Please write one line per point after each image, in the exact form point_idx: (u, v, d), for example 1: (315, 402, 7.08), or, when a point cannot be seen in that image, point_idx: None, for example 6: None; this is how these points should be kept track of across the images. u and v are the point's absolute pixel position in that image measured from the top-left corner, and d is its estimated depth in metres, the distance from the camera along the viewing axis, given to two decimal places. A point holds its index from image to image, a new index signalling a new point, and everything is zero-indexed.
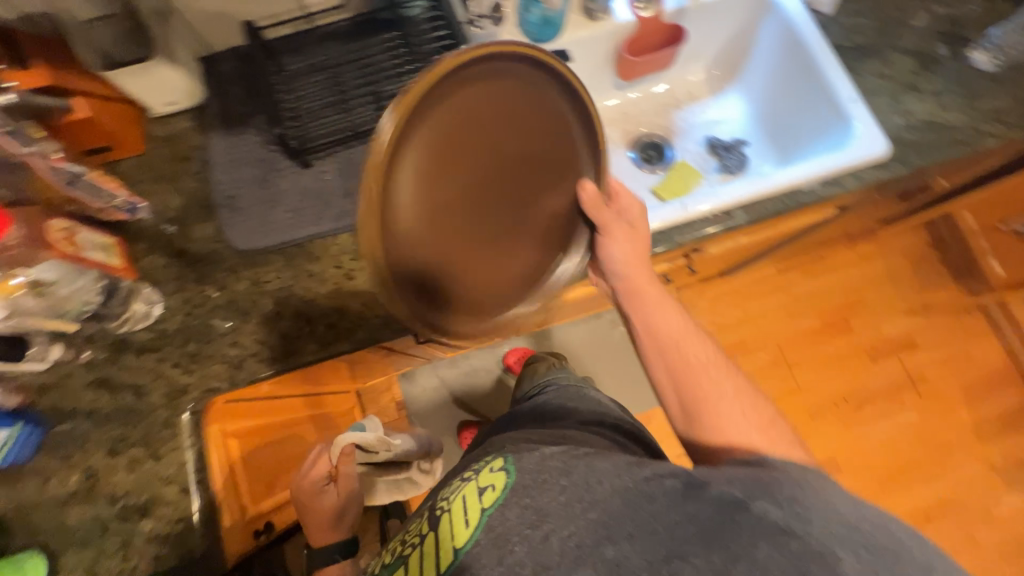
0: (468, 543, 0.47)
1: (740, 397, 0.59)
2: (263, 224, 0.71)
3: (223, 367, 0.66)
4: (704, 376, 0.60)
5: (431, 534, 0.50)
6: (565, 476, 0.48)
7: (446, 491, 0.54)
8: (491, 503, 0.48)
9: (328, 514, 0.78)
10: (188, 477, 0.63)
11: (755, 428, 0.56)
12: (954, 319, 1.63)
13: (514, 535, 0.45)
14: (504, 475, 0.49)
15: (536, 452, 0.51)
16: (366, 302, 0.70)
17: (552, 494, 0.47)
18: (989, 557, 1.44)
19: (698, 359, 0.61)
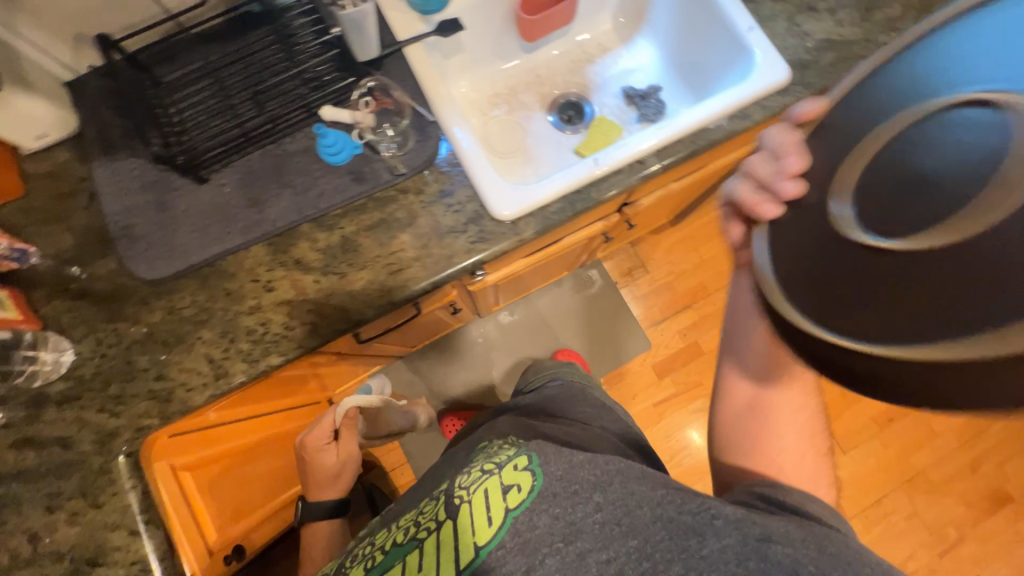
0: (493, 540, 0.49)
1: (804, 421, 0.55)
2: (167, 250, 0.67)
3: (151, 403, 0.64)
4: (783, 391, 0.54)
5: (448, 523, 0.51)
6: (599, 493, 0.50)
7: (460, 482, 0.55)
8: (519, 502, 0.50)
9: (330, 466, 0.88)
10: (135, 519, 0.61)
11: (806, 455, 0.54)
12: None
13: (543, 548, 0.48)
14: (531, 474, 0.53)
15: (565, 461, 0.53)
16: (289, 311, 0.67)
17: (586, 510, 0.49)
18: (949, 446, 1.54)
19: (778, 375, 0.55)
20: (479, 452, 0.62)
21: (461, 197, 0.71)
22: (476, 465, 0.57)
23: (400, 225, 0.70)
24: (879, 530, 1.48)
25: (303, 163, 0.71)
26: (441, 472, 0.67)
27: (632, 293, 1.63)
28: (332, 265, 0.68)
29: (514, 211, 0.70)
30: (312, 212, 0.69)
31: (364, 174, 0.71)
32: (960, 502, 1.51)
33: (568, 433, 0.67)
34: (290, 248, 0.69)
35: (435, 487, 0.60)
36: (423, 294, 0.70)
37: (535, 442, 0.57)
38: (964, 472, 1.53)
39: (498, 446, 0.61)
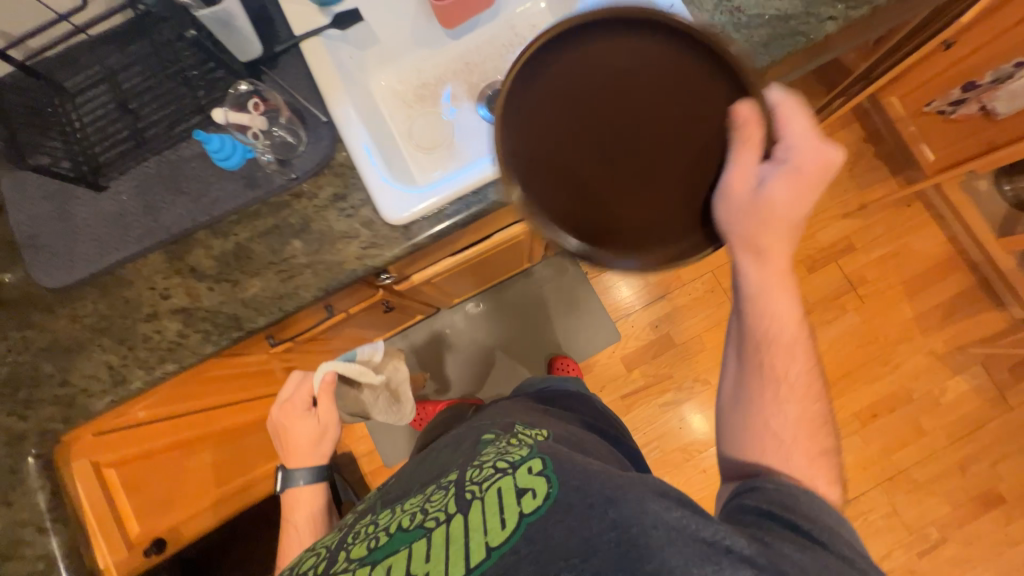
0: (504, 543, 0.48)
1: (801, 426, 0.55)
2: (68, 258, 0.69)
3: (57, 408, 0.67)
4: (779, 358, 0.57)
5: (458, 516, 0.52)
6: (613, 507, 0.48)
7: (472, 477, 0.57)
8: (535, 507, 0.50)
9: (308, 434, 0.85)
10: (42, 517, 0.65)
11: (798, 453, 0.54)
12: (891, 215, 1.59)
13: (558, 562, 0.46)
14: (547, 480, 0.52)
15: (579, 473, 0.52)
16: (184, 319, 0.68)
17: (600, 527, 0.47)
18: (937, 443, 1.46)
19: (774, 370, 0.57)
20: (491, 448, 0.65)
21: (355, 201, 0.70)
22: (490, 462, 0.59)
23: (294, 231, 0.69)
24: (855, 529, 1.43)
25: (197, 168, 0.70)
26: (441, 462, 0.70)
27: (602, 283, 1.59)
28: (224, 272, 0.68)
29: (406, 215, 0.67)
30: (206, 219, 0.69)
31: (256, 179, 0.69)
32: (946, 502, 1.43)
33: (573, 433, 0.74)
34: (185, 255, 0.69)
35: (445, 478, 0.61)
36: (318, 302, 0.69)
37: (547, 447, 0.59)
38: (952, 471, 1.45)
39: (507, 443, 0.65)
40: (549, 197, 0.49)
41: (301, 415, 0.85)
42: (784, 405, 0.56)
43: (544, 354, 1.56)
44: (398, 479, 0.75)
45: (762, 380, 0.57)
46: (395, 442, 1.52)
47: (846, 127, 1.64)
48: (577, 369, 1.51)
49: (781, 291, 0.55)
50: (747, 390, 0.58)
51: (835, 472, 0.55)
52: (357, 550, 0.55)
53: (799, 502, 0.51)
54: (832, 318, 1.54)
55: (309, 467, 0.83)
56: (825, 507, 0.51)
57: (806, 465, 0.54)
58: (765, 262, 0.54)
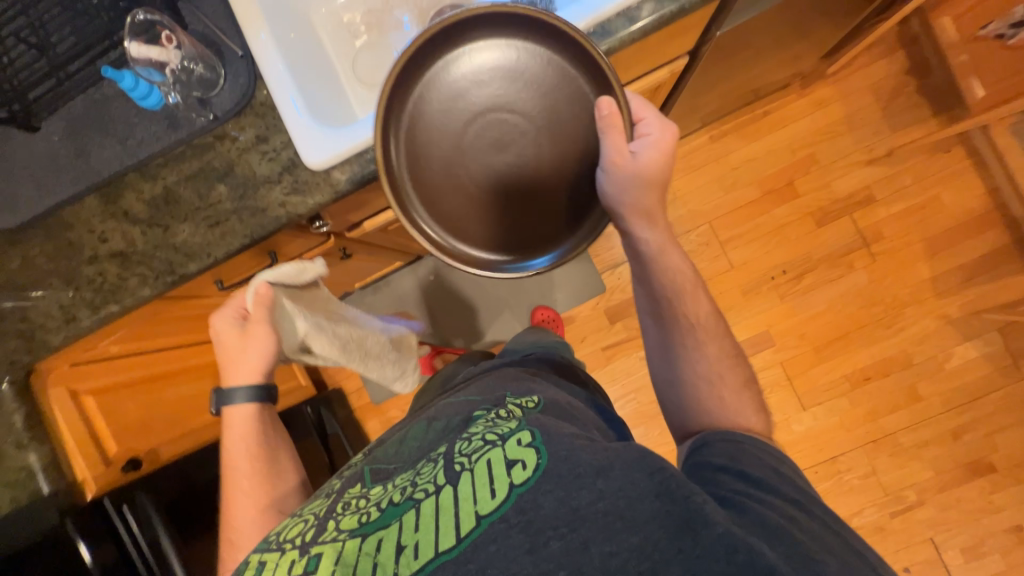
0: (495, 512, 0.50)
1: (723, 359, 0.70)
2: (11, 201, 0.70)
3: (20, 341, 0.72)
4: (689, 307, 0.72)
5: (447, 487, 0.54)
6: (601, 479, 0.51)
7: (461, 449, 0.59)
8: (524, 479, 0.52)
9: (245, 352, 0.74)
10: (20, 433, 0.72)
11: (727, 389, 0.68)
12: (924, 163, 1.41)
13: (548, 531, 0.48)
14: (536, 451, 0.55)
15: (567, 445, 0.55)
16: (121, 261, 0.70)
17: (588, 499, 0.50)
18: (932, 409, 1.40)
19: (688, 320, 0.72)
20: (480, 422, 0.66)
21: (277, 143, 0.67)
22: (479, 433, 0.60)
23: (218, 174, 0.67)
24: (828, 487, 1.43)
25: (122, 110, 0.69)
26: (428, 439, 0.72)
27: None
28: (155, 217, 0.69)
29: (323, 159, 0.64)
30: (133, 161, 0.68)
31: (178, 120, 0.68)
32: (930, 467, 1.40)
33: (564, 397, 0.79)
34: (118, 198, 0.70)
35: (435, 452, 0.63)
36: (247, 250, 0.69)
37: (535, 421, 0.61)
38: (942, 437, 1.40)
39: (499, 416, 0.67)
40: (475, 214, 0.65)
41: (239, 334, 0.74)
42: (702, 347, 0.71)
43: (527, 304, 1.56)
44: (386, 442, 0.77)
45: (683, 329, 0.72)
46: (382, 381, 1.60)
47: (886, 57, 1.42)
48: (557, 320, 1.50)
49: (671, 251, 0.73)
50: (671, 342, 0.72)
51: (756, 394, 0.69)
52: (347, 522, 0.56)
53: (744, 459, 0.59)
54: (836, 275, 1.44)
55: (247, 387, 0.73)
56: (765, 449, 0.61)
57: (733, 393, 0.68)
58: (655, 225, 0.71)
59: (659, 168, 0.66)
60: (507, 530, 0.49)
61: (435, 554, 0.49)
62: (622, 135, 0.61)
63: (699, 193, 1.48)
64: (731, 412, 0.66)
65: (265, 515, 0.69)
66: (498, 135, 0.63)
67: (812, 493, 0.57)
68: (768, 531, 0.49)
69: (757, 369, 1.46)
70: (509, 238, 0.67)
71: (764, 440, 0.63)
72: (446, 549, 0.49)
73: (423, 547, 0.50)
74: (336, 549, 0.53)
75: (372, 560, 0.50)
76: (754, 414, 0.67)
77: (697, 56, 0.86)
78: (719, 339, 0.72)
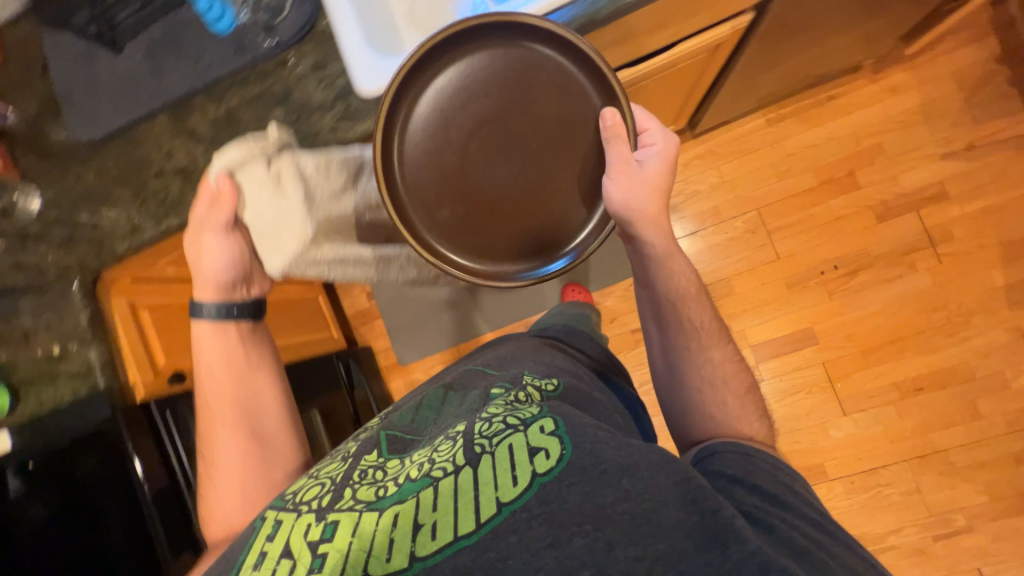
0: (515, 500, 0.55)
1: (726, 364, 0.78)
2: (94, 115, 0.77)
3: (91, 246, 0.78)
4: (693, 311, 0.79)
5: (467, 469, 0.58)
6: (627, 479, 0.55)
7: (480, 430, 0.62)
8: (547, 469, 0.56)
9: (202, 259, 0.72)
10: (85, 331, 0.79)
11: (730, 395, 0.76)
12: (1008, 160, 1.29)
13: (572, 527, 0.53)
14: (559, 442, 0.59)
15: (591, 437, 0.59)
16: (183, 177, 0.74)
17: (614, 497, 0.54)
18: (992, 428, 1.29)
19: (693, 324, 0.79)
20: (499, 401, 0.70)
21: (334, 70, 0.69)
22: (500, 416, 0.64)
23: (276, 98, 0.70)
24: (864, 499, 1.34)
25: (196, 34, 0.73)
26: (444, 416, 0.78)
27: None
28: (217, 137, 0.73)
29: (377, 88, 0.65)
30: (201, 82, 0.72)
31: (244, 44, 0.71)
32: (983, 492, 1.29)
33: (587, 386, 0.81)
34: (186, 118, 0.74)
35: (453, 429, 0.67)
36: None
37: (557, 406, 0.65)
38: (1001, 461, 1.28)
39: (517, 395, 0.71)
40: (492, 230, 0.67)
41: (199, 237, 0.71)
42: (706, 350, 0.78)
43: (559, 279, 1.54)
44: (401, 410, 0.85)
45: (690, 336, 0.79)
46: (410, 343, 1.63)
47: (975, 43, 1.31)
48: (589, 297, 1.48)
49: (676, 258, 0.77)
50: (675, 347, 0.80)
51: (757, 397, 0.78)
52: (364, 493, 0.61)
53: (754, 470, 0.65)
54: (895, 276, 1.34)
55: (213, 302, 0.74)
56: (764, 454, 0.68)
57: (737, 397, 0.76)
58: (660, 229, 0.74)
59: (662, 178, 0.71)
60: (528, 520, 0.54)
61: (455, 537, 0.54)
62: (627, 144, 0.64)
63: (750, 177, 1.41)
64: (732, 412, 0.74)
65: (233, 438, 0.75)
66: (504, 145, 0.65)
67: (821, 511, 0.63)
68: (790, 551, 0.54)
69: (797, 367, 1.38)
70: (527, 246, 0.68)
71: (762, 442, 0.71)
72: (467, 534, 0.54)
73: (443, 528, 0.54)
74: (353, 520, 0.57)
75: (389, 535, 0.55)
76: (755, 411, 0.75)
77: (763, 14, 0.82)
78: (721, 341, 0.79)
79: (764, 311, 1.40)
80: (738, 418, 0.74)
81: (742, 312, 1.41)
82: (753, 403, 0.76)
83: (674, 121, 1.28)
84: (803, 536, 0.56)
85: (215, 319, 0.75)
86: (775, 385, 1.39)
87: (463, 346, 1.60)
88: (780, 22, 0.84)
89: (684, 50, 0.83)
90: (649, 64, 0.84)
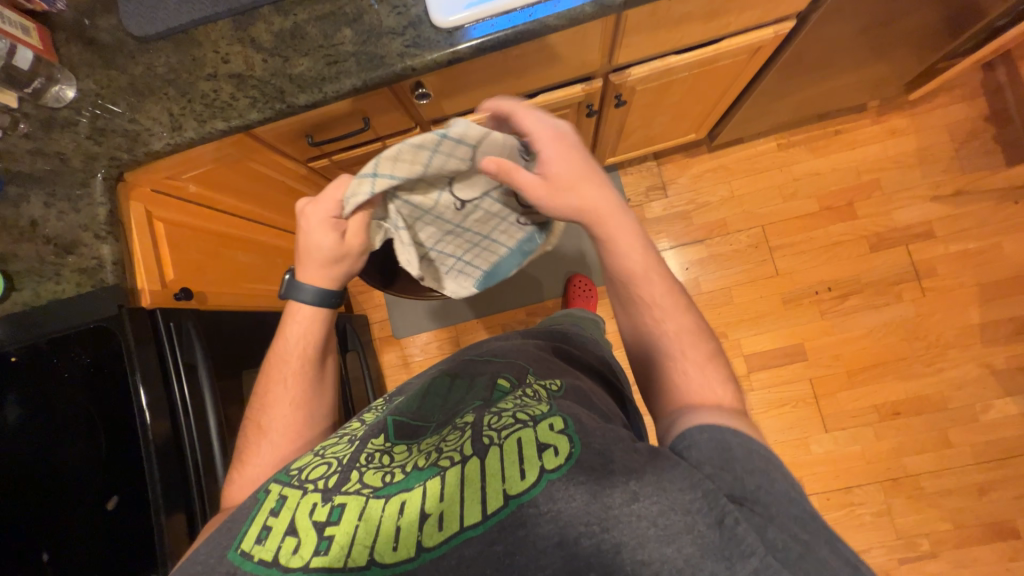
0: (523, 495, 0.47)
1: (684, 335, 0.63)
2: (152, 12, 0.77)
3: (125, 141, 0.77)
4: (642, 283, 0.65)
5: (474, 460, 0.50)
6: (635, 480, 0.46)
7: (490, 423, 0.54)
8: (556, 465, 0.48)
9: (321, 254, 0.65)
10: (100, 227, 0.77)
11: (691, 365, 0.61)
12: (989, 209, 1.40)
13: (578, 527, 0.45)
14: (570, 439, 0.50)
15: (601, 435, 0.51)
16: (237, 84, 0.75)
17: (621, 499, 0.45)
18: (960, 458, 1.34)
19: (648, 298, 0.65)
20: (507, 395, 0.61)
21: (409, 0, 0.73)
22: (509, 411, 0.56)
23: (347, 20, 0.73)
24: (837, 517, 1.36)
25: None
26: (452, 399, 0.65)
27: (645, 212, 1.52)
28: (279, 48, 0.74)
29: (452, 20, 0.70)
30: None
31: None
32: (949, 519, 1.32)
33: (592, 385, 0.68)
34: (249, 27, 0.76)
35: (461, 418, 0.59)
36: (357, 94, 0.74)
37: (567, 406, 0.56)
38: (967, 490, 1.33)
39: (524, 393, 0.61)
40: None
41: (321, 223, 0.63)
42: (665, 325, 0.64)
43: (564, 273, 1.55)
44: (406, 396, 0.69)
45: (641, 315, 0.65)
46: (406, 317, 1.58)
47: (965, 102, 1.44)
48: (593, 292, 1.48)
49: (621, 233, 0.64)
50: (635, 327, 0.66)
51: (723, 362, 0.63)
52: (371, 477, 0.53)
53: (733, 455, 0.49)
54: (882, 302, 1.42)
55: (317, 289, 0.68)
56: (757, 451, 0.50)
57: (701, 373, 0.61)
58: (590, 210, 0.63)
59: (579, 169, 0.62)
60: (534, 517, 0.46)
61: (461, 527, 0.47)
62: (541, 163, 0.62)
63: (758, 196, 1.49)
64: (700, 392, 0.59)
65: (293, 418, 0.69)
66: None
67: (809, 506, 0.47)
68: (788, 563, 0.41)
69: (785, 381, 1.43)
70: None
71: (737, 414, 0.56)
72: (472, 525, 0.46)
73: (448, 519, 0.47)
74: (360, 504, 0.50)
75: (395, 523, 0.48)
76: (727, 386, 0.60)
77: (804, 23, 0.90)
78: (682, 316, 0.65)
79: (760, 323, 1.45)
80: (704, 396, 0.59)
81: (739, 321, 1.46)
82: (724, 380, 0.61)
83: (696, 128, 1.34)
84: (798, 548, 0.42)
85: (317, 302, 0.69)
86: (762, 396, 1.42)
87: (461, 327, 1.57)
88: (817, 36, 0.93)
89: (729, 45, 0.90)
90: (697, 54, 0.90)
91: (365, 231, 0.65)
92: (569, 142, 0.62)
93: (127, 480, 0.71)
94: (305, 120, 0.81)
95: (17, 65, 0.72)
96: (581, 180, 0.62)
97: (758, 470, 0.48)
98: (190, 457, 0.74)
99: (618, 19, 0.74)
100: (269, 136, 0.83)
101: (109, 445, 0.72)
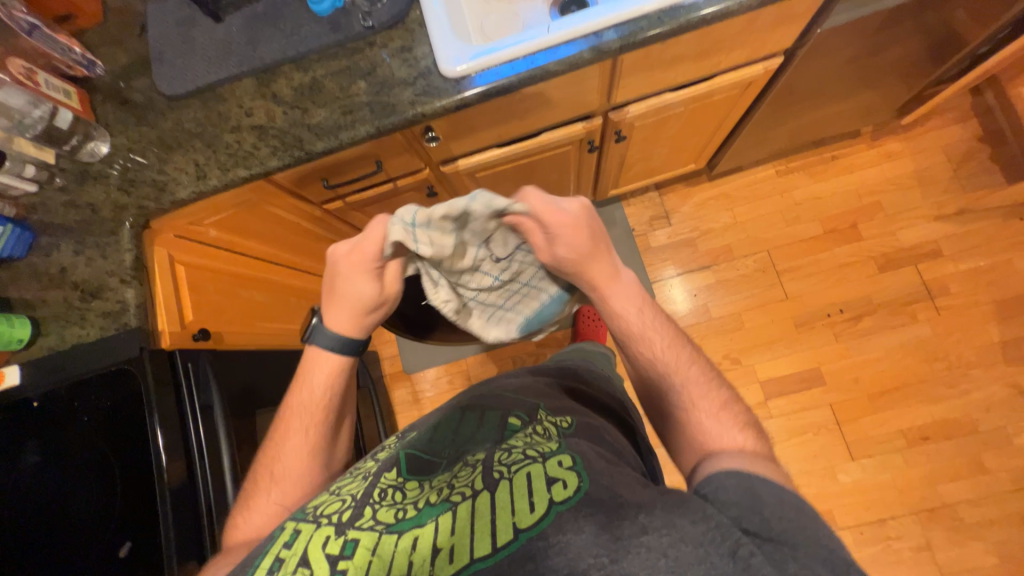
0: (532, 528, 0.45)
1: (693, 388, 0.63)
2: (183, 74, 0.83)
3: (151, 190, 0.81)
4: (643, 342, 0.65)
5: (484, 494, 0.50)
6: (645, 515, 0.45)
7: (500, 458, 0.54)
8: (565, 497, 0.47)
9: (355, 301, 0.65)
10: (126, 271, 0.80)
11: (706, 416, 0.61)
12: (995, 227, 1.41)
13: (588, 558, 0.43)
14: (579, 474, 0.50)
15: (608, 473, 0.51)
16: (258, 134, 0.80)
17: (631, 531, 0.44)
18: (998, 485, 1.28)
19: (654, 352, 0.65)
20: (515, 430, 0.61)
21: (418, 53, 0.78)
22: (518, 447, 0.56)
23: (361, 73, 0.79)
24: (874, 552, 1.28)
25: (294, 12, 0.83)
26: (462, 434, 0.63)
27: (650, 241, 1.55)
28: (299, 101, 0.79)
29: (459, 69, 0.75)
30: (294, 53, 0.81)
31: (340, 24, 0.81)
32: (993, 552, 1.24)
33: (602, 422, 0.67)
34: (270, 83, 0.81)
35: (472, 454, 0.58)
36: (370, 140, 0.78)
37: (575, 443, 0.56)
38: (1011, 520, 1.26)
39: (534, 431, 0.60)
40: None
41: (355, 270, 0.62)
42: (672, 377, 0.64)
43: None
44: (418, 430, 0.68)
45: (648, 372, 0.66)
46: (418, 353, 1.58)
47: (957, 124, 1.48)
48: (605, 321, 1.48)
49: (623, 296, 0.65)
50: (643, 378, 0.67)
51: (739, 409, 0.62)
52: (384, 513, 0.52)
53: (760, 500, 0.48)
54: (896, 323, 1.40)
55: (340, 337, 0.67)
56: (790, 502, 0.48)
57: (716, 424, 0.60)
58: (597, 272, 0.63)
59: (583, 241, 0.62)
60: (544, 550, 0.44)
61: (471, 559, 0.45)
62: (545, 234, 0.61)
63: (761, 221, 1.51)
64: (721, 442, 0.58)
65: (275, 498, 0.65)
66: None
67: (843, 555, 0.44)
68: None
69: (805, 407, 1.39)
70: None
71: (760, 455, 0.55)
72: (482, 557, 0.45)
73: (459, 551, 0.46)
74: (372, 539, 0.48)
75: (407, 558, 0.47)
76: (742, 427, 0.60)
77: (791, 59, 0.95)
78: (690, 367, 0.65)
79: (774, 349, 1.43)
80: (722, 444, 0.58)
81: (753, 347, 1.44)
82: (740, 423, 0.60)
83: (695, 159, 1.38)
84: None
85: (339, 349, 0.68)
86: (782, 423, 1.38)
87: (472, 361, 1.57)
88: (804, 70, 0.98)
89: (720, 82, 0.94)
90: (692, 91, 0.94)
91: (399, 279, 0.64)
92: (579, 225, 0.61)
93: (138, 524, 0.70)
94: (320, 165, 0.86)
95: (56, 125, 0.78)
96: (584, 259, 0.62)
97: (783, 516, 0.46)
98: (202, 499, 0.73)
99: (613, 62, 0.79)
100: (286, 180, 0.87)
101: (122, 490, 0.71)
